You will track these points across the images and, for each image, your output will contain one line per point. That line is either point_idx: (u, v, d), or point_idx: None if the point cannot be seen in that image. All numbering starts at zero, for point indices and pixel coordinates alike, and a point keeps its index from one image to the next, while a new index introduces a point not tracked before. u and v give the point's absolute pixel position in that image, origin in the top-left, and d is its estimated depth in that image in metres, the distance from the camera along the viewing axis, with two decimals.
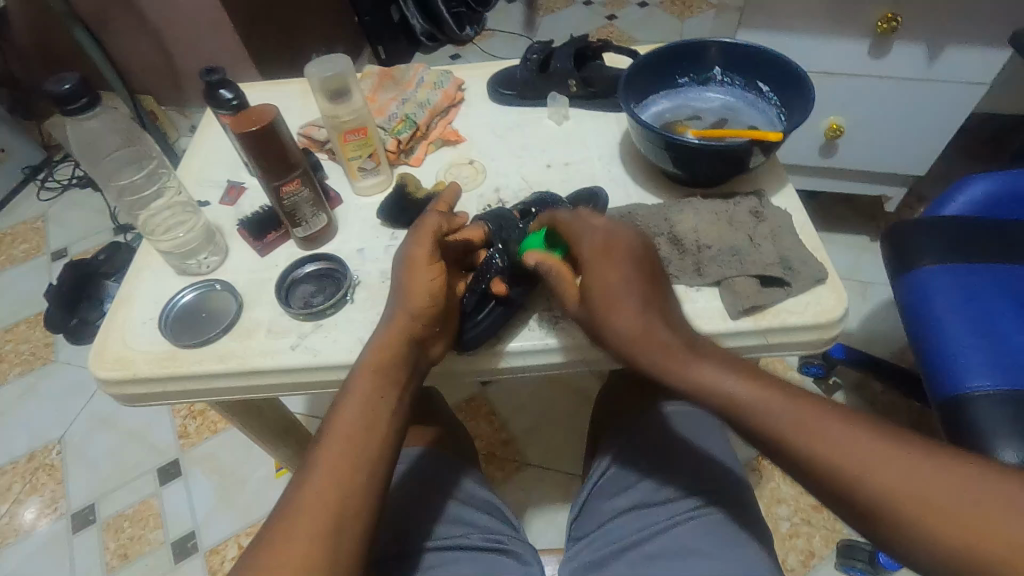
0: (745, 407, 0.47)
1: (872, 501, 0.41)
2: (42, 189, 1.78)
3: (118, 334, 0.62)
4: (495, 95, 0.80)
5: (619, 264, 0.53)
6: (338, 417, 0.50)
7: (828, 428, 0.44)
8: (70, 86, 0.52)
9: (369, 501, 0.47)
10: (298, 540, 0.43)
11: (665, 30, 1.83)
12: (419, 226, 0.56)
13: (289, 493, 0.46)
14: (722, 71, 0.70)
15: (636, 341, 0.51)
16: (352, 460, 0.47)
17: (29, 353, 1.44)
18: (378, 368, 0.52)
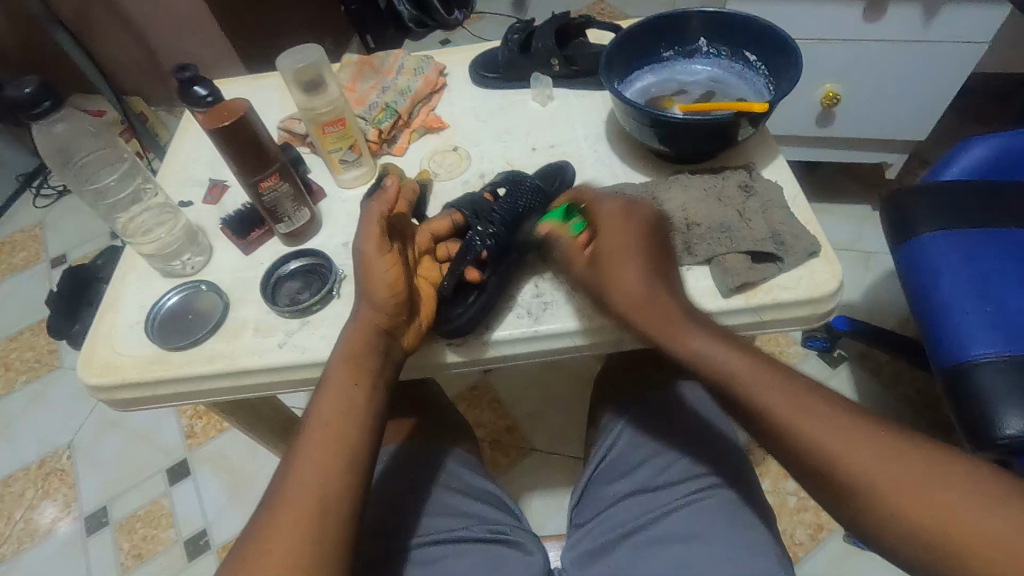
0: (741, 377, 0.46)
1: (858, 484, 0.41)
2: (37, 196, 1.77)
3: (106, 340, 0.61)
4: (477, 78, 0.79)
5: (629, 229, 0.53)
6: (320, 409, 0.49)
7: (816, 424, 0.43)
8: (31, 90, 0.51)
9: (355, 491, 0.46)
10: (285, 532, 0.43)
11: (657, 4, 1.79)
12: (364, 218, 0.53)
13: (276, 487, 0.46)
14: (708, 42, 0.68)
15: (636, 306, 0.51)
16: (333, 449, 0.47)
17: (35, 360, 1.45)
18: (354, 362, 0.51)
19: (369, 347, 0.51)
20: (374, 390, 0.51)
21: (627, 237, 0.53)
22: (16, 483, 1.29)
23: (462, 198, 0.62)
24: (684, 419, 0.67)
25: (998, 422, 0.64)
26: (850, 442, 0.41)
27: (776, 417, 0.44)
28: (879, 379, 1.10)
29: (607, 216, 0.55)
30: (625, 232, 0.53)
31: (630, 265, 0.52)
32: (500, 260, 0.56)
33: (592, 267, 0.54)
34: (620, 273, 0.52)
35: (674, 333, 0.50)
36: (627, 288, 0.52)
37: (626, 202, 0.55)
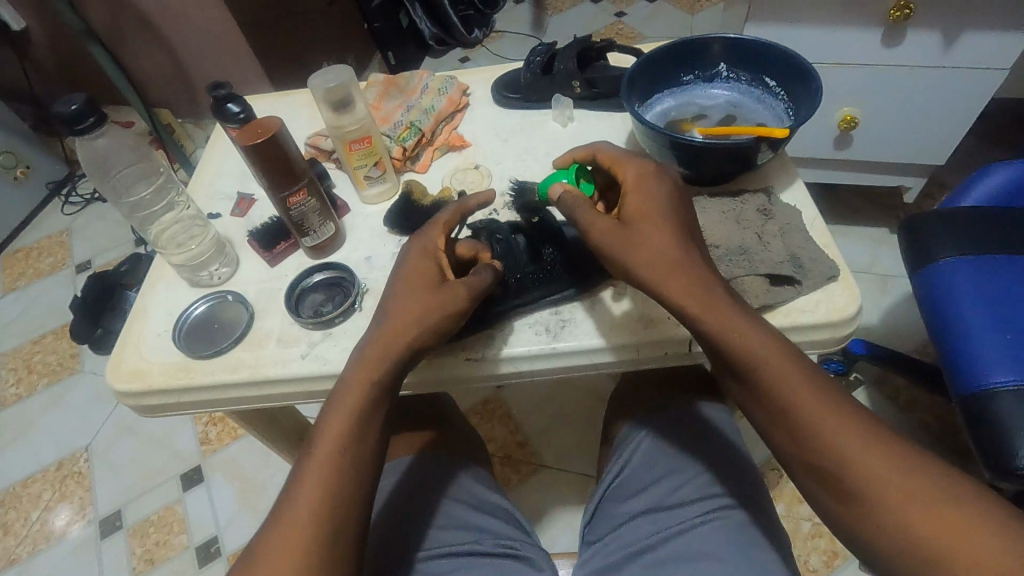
0: (759, 350, 0.47)
1: (839, 473, 0.43)
2: (65, 203, 1.82)
3: (134, 347, 0.63)
4: (500, 99, 0.81)
5: (656, 189, 0.52)
6: (324, 426, 0.49)
7: (813, 404, 0.45)
8: (76, 107, 0.53)
9: (349, 521, 0.46)
10: (283, 557, 0.44)
11: (674, 26, 1.82)
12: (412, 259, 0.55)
13: (277, 502, 0.47)
14: (727, 67, 0.69)
15: (666, 271, 0.49)
16: (340, 476, 0.47)
17: (57, 363, 1.49)
18: (391, 346, 0.51)
19: (389, 356, 0.51)
20: (378, 414, 0.51)
21: (656, 199, 0.52)
22: (34, 485, 1.31)
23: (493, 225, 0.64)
24: (699, 437, 0.66)
25: (1018, 452, 0.63)
26: (857, 446, 0.43)
27: (783, 386, 0.46)
28: (895, 404, 1.09)
29: (633, 179, 0.54)
30: (654, 193, 0.52)
31: (661, 224, 0.50)
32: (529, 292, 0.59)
33: (610, 234, 0.51)
34: (648, 235, 0.50)
35: (669, 289, 0.49)
36: (656, 250, 0.49)
37: (656, 165, 0.54)
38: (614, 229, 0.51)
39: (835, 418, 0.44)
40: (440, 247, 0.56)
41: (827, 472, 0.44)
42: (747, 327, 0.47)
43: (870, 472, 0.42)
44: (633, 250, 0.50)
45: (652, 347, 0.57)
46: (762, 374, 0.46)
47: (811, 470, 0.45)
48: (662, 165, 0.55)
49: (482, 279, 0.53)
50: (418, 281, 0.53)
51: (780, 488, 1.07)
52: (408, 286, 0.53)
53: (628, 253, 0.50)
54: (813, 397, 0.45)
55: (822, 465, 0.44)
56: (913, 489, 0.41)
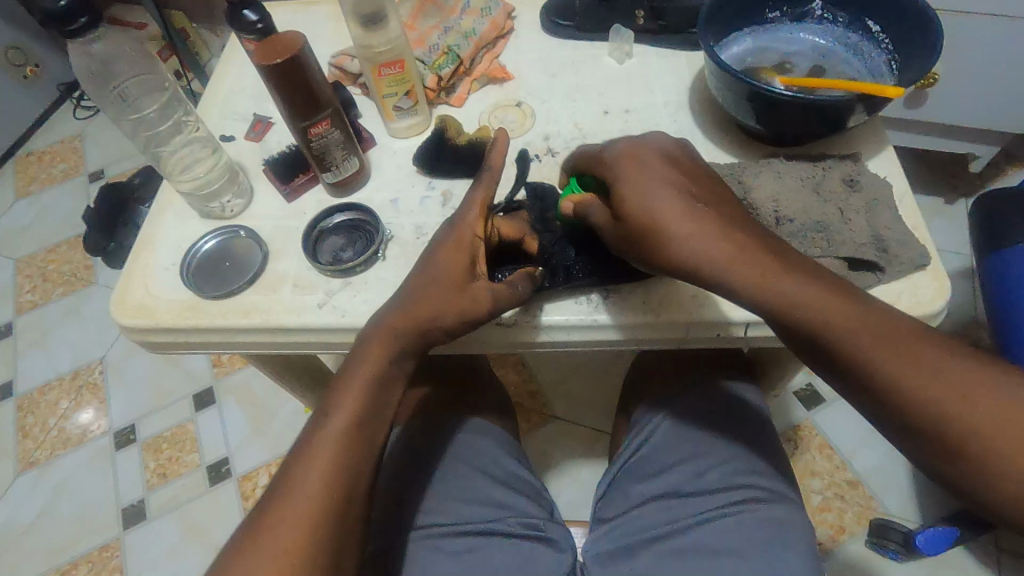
0: (834, 321, 0.40)
1: (939, 427, 0.37)
2: (77, 107, 1.75)
3: (139, 279, 0.59)
4: (549, 25, 0.71)
5: (650, 166, 0.46)
6: (342, 392, 0.45)
7: (899, 354, 0.38)
8: (66, 2, 0.46)
9: (363, 487, 0.43)
10: (290, 526, 0.40)
11: None
12: (454, 229, 0.49)
13: (286, 467, 0.43)
14: (823, 6, 0.59)
15: (708, 262, 0.43)
16: (354, 440, 0.43)
17: (71, 274, 1.47)
18: (413, 320, 0.46)
19: (410, 341, 0.46)
20: (395, 387, 0.46)
21: (655, 177, 0.45)
22: (51, 392, 1.32)
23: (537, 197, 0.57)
24: (731, 419, 0.62)
25: None
26: (956, 391, 0.37)
27: (865, 356, 0.39)
28: None
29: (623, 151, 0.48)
30: (644, 164, 0.46)
31: (664, 201, 0.44)
32: (566, 279, 0.53)
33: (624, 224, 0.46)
34: (663, 209, 0.44)
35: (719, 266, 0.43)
36: (682, 233, 0.43)
37: (633, 142, 0.48)
38: (631, 220, 0.45)
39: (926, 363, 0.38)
40: (477, 232, 0.49)
41: (945, 444, 0.37)
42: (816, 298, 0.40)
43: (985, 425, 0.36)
44: (655, 233, 0.44)
45: (704, 328, 0.52)
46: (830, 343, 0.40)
47: (919, 438, 0.38)
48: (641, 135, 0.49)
49: (515, 289, 0.48)
50: (445, 273, 0.47)
51: (794, 461, 1.05)
52: (433, 275, 0.47)
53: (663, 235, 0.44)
54: (912, 361, 0.38)
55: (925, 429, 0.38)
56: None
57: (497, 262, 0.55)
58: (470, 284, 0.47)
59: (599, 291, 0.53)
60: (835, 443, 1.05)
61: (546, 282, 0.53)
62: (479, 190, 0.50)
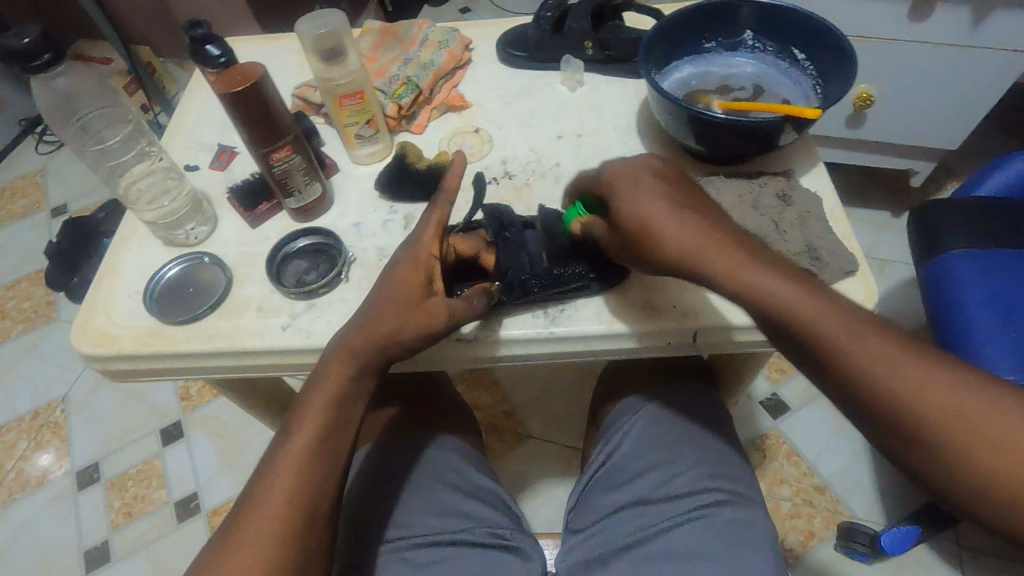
0: (815, 315, 0.40)
1: (895, 413, 0.38)
2: (40, 142, 1.74)
3: (101, 309, 0.59)
4: (505, 56, 0.74)
5: (641, 179, 0.48)
6: (304, 409, 0.46)
7: (874, 341, 0.39)
8: (29, 40, 0.47)
9: (326, 501, 0.44)
10: (249, 543, 0.41)
11: None
12: (412, 251, 0.51)
13: (251, 484, 0.44)
14: (754, 35, 0.64)
15: (687, 258, 0.45)
16: (320, 455, 0.45)
17: (32, 310, 1.43)
18: (372, 338, 0.47)
19: (370, 357, 0.48)
20: (357, 404, 0.47)
21: (645, 185, 0.47)
22: (8, 433, 1.28)
23: (495, 215, 0.59)
24: (692, 425, 0.64)
25: None
26: (904, 374, 0.38)
27: (824, 335, 0.40)
28: None
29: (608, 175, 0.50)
30: (635, 175, 0.48)
31: (656, 205, 0.46)
32: (523, 295, 0.55)
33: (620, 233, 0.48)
34: (650, 215, 0.46)
35: (704, 259, 0.44)
36: (669, 235, 0.45)
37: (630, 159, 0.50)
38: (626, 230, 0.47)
39: (896, 358, 0.39)
40: (433, 252, 0.51)
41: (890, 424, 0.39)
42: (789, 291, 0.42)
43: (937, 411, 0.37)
44: (645, 236, 0.46)
45: (655, 337, 0.54)
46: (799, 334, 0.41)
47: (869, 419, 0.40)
48: (637, 156, 0.51)
49: (473, 304, 0.51)
50: (405, 289, 0.49)
51: (763, 470, 1.07)
52: (389, 295, 0.49)
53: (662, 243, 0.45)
54: (866, 342, 0.40)
55: (885, 420, 0.39)
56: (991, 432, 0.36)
57: (458, 281, 0.56)
58: (426, 301, 0.49)
59: (553, 303, 0.56)
60: (800, 449, 1.09)
61: (504, 297, 0.54)
62: (436, 212, 0.52)
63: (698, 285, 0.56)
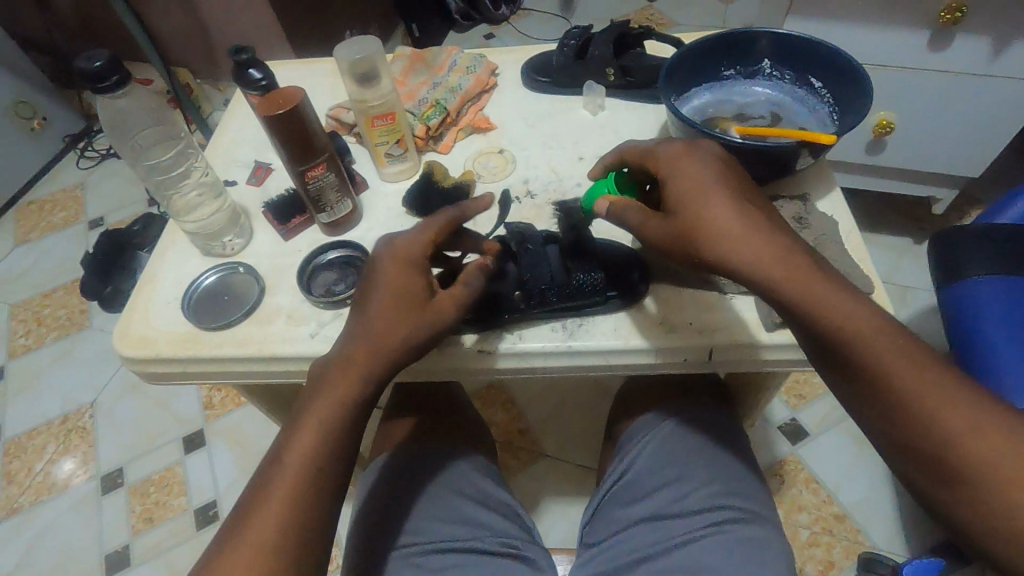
0: (858, 325, 0.42)
1: (914, 423, 0.41)
2: (81, 158, 1.82)
3: (141, 315, 0.62)
4: (529, 81, 0.77)
5: (696, 169, 0.47)
6: (305, 421, 0.47)
7: (901, 356, 0.42)
8: (99, 63, 0.51)
9: (314, 517, 0.45)
10: (264, 523, 0.43)
11: (701, 16, 1.88)
12: (396, 254, 0.51)
13: (252, 488, 0.46)
14: (771, 64, 0.66)
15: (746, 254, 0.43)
16: (315, 469, 0.46)
17: (66, 318, 1.49)
18: (371, 352, 0.48)
19: (369, 370, 0.48)
20: (356, 419, 0.48)
21: (702, 173, 0.46)
22: (38, 437, 1.32)
23: (516, 230, 0.61)
24: (707, 442, 0.65)
25: None
26: (927, 391, 0.41)
27: (861, 343, 0.42)
28: None
29: (664, 159, 0.49)
30: (690, 163, 0.47)
31: (716, 196, 0.45)
32: (543, 307, 0.57)
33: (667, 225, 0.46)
34: (708, 208, 0.44)
35: (757, 256, 0.43)
36: (730, 231, 0.44)
37: (685, 143, 0.49)
38: (676, 220, 0.46)
39: (918, 376, 0.41)
40: (425, 253, 0.52)
41: (907, 430, 0.42)
42: (841, 298, 0.42)
43: (974, 440, 0.40)
44: (699, 230, 0.44)
45: (669, 353, 0.56)
46: (858, 353, 0.42)
47: (883, 423, 0.43)
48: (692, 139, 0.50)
49: (469, 287, 0.52)
50: (399, 292, 0.50)
51: (781, 496, 1.06)
52: (381, 300, 0.50)
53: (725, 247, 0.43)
54: (901, 354, 0.42)
55: (913, 435, 0.41)
56: (993, 450, 0.39)
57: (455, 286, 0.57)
58: (429, 301, 0.50)
59: (570, 317, 0.57)
60: (819, 476, 1.07)
61: (522, 308, 0.56)
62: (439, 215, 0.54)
63: (711, 303, 0.57)
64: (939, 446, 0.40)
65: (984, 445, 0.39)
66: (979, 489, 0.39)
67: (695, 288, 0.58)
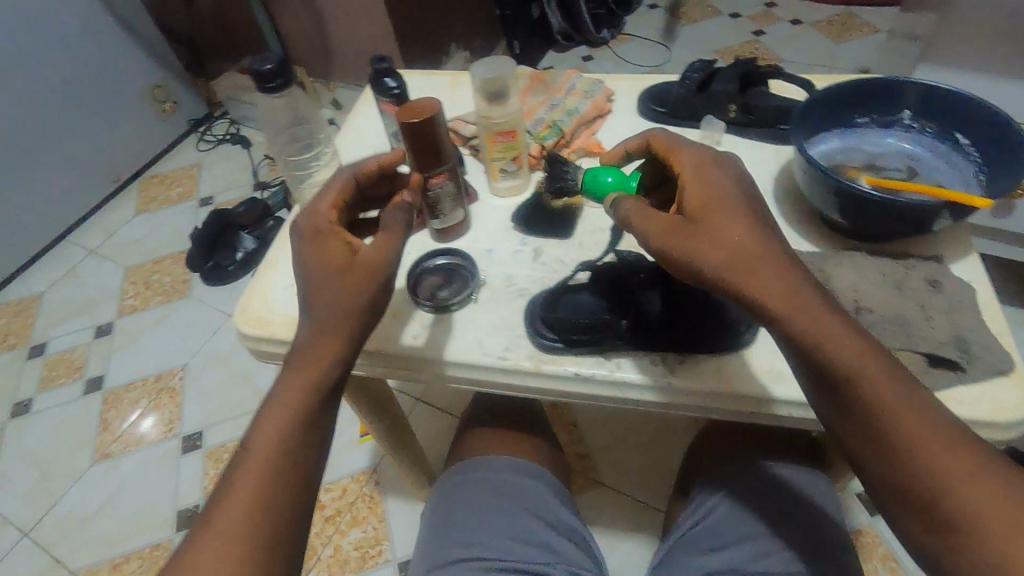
0: (836, 347, 0.42)
1: (887, 452, 0.41)
2: (202, 140, 1.98)
3: (260, 295, 0.66)
4: (647, 111, 0.77)
5: (712, 182, 0.48)
6: (275, 402, 0.48)
7: (879, 385, 0.41)
8: (267, 65, 0.62)
9: (284, 494, 0.45)
10: (236, 502, 0.44)
11: (811, 54, 1.82)
12: (309, 222, 0.53)
13: (228, 471, 0.46)
14: (913, 115, 0.63)
15: (731, 264, 0.44)
16: (282, 448, 0.46)
17: (171, 285, 1.62)
18: (326, 328, 0.48)
19: (325, 349, 0.48)
20: (323, 398, 0.48)
21: (710, 187, 0.48)
22: (134, 391, 1.43)
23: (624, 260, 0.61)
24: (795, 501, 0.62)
25: None
26: (903, 424, 0.41)
27: (837, 368, 0.42)
28: None
29: (692, 170, 0.50)
30: (704, 177, 0.48)
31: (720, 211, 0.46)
32: (648, 338, 0.56)
33: (667, 228, 0.48)
34: (710, 221, 0.46)
35: (744, 269, 0.44)
36: (717, 242, 0.45)
37: (709, 158, 0.50)
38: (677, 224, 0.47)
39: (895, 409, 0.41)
40: (331, 220, 0.53)
41: (882, 458, 0.41)
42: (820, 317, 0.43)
43: (985, 494, 0.38)
44: (693, 237, 0.46)
45: (776, 405, 0.53)
46: (835, 374, 0.42)
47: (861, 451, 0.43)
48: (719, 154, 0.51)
49: (388, 230, 0.51)
50: (329, 256, 0.50)
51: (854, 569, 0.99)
52: (309, 267, 0.50)
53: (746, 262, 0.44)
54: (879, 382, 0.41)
55: (889, 462, 0.41)
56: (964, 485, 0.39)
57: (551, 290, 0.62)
58: (348, 258, 0.50)
59: (674, 352, 0.56)
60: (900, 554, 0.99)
61: (625, 337, 0.56)
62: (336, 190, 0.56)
63: None
64: (913, 474, 0.40)
65: (985, 499, 0.38)
66: (977, 550, 0.38)
67: None
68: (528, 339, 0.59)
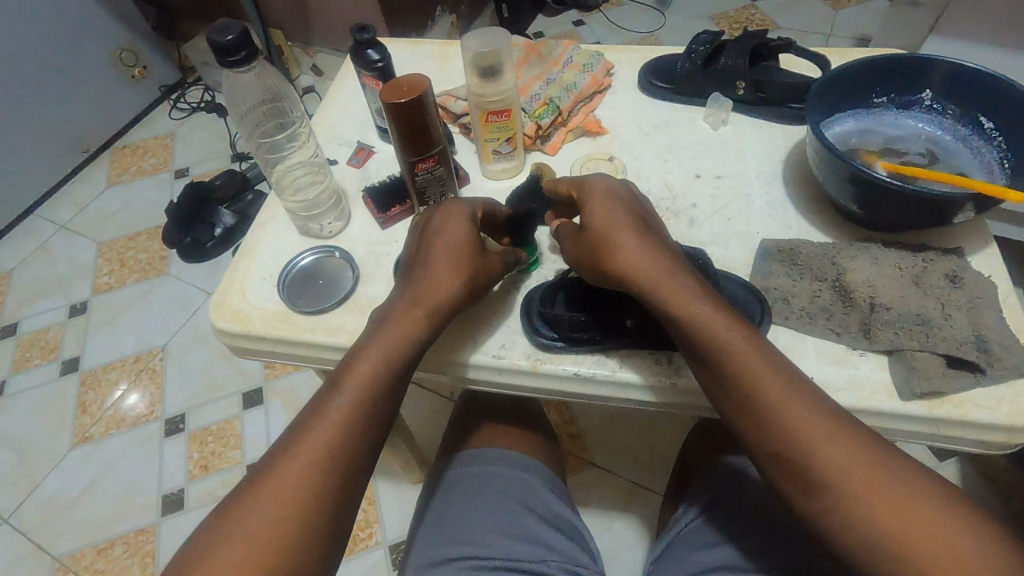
0: (740, 355, 0.46)
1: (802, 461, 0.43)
2: (175, 108, 1.88)
3: (237, 287, 0.62)
4: (647, 86, 0.73)
5: (617, 203, 0.52)
6: (323, 411, 0.47)
7: (786, 397, 0.44)
8: (233, 37, 0.52)
9: (323, 496, 0.44)
10: (267, 506, 0.42)
11: (809, 22, 1.76)
12: (452, 224, 0.54)
13: (258, 469, 0.45)
14: (934, 96, 0.59)
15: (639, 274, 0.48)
16: (326, 451, 0.45)
17: (147, 262, 1.55)
18: (402, 333, 0.50)
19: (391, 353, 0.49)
20: (382, 407, 0.48)
21: (615, 208, 0.51)
22: (112, 372, 1.38)
23: None
24: None
25: None
26: (821, 436, 0.42)
27: (745, 377, 0.45)
28: None
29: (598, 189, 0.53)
30: (607, 198, 0.52)
31: (624, 227, 0.50)
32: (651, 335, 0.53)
33: (585, 245, 0.51)
34: (617, 237, 0.49)
35: (651, 282, 0.48)
36: (632, 255, 0.48)
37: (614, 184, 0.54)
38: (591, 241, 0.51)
39: (808, 421, 0.43)
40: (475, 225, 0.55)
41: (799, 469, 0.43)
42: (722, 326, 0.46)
43: (893, 496, 0.40)
44: (608, 248, 0.49)
45: None
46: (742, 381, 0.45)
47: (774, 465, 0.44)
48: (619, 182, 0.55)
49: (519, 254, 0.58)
50: (464, 250, 0.53)
51: None
52: (435, 273, 0.52)
53: (645, 286, 0.48)
54: (784, 393, 0.44)
55: (801, 471, 0.43)
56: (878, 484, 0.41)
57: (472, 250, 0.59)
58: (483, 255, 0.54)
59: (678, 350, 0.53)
60: None
61: (627, 336, 0.53)
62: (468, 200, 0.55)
63: (837, 358, 0.51)
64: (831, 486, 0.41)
65: (897, 493, 0.40)
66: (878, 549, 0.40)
67: (820, 337, 0.52)
68: (523, 336, 0.56)
